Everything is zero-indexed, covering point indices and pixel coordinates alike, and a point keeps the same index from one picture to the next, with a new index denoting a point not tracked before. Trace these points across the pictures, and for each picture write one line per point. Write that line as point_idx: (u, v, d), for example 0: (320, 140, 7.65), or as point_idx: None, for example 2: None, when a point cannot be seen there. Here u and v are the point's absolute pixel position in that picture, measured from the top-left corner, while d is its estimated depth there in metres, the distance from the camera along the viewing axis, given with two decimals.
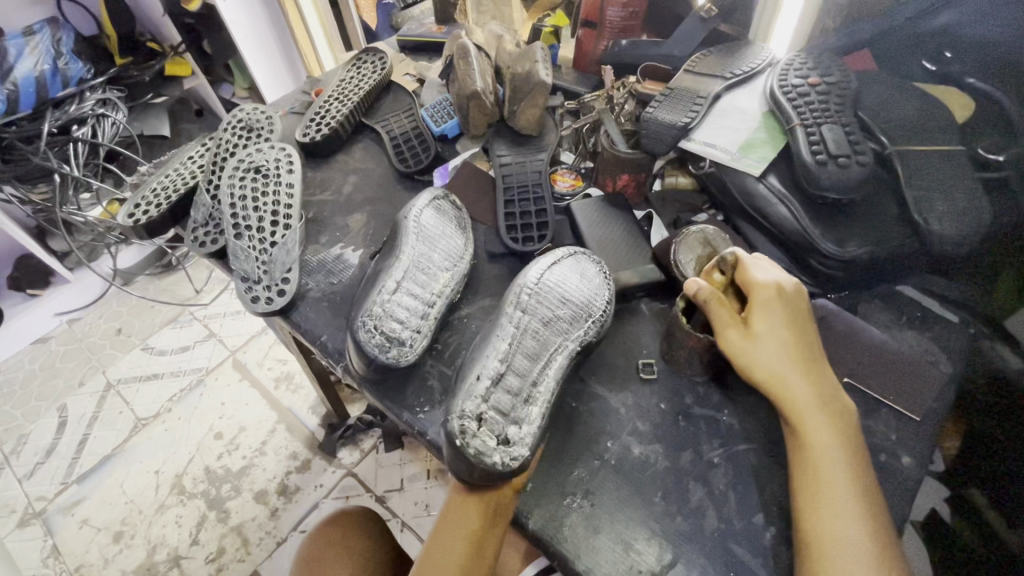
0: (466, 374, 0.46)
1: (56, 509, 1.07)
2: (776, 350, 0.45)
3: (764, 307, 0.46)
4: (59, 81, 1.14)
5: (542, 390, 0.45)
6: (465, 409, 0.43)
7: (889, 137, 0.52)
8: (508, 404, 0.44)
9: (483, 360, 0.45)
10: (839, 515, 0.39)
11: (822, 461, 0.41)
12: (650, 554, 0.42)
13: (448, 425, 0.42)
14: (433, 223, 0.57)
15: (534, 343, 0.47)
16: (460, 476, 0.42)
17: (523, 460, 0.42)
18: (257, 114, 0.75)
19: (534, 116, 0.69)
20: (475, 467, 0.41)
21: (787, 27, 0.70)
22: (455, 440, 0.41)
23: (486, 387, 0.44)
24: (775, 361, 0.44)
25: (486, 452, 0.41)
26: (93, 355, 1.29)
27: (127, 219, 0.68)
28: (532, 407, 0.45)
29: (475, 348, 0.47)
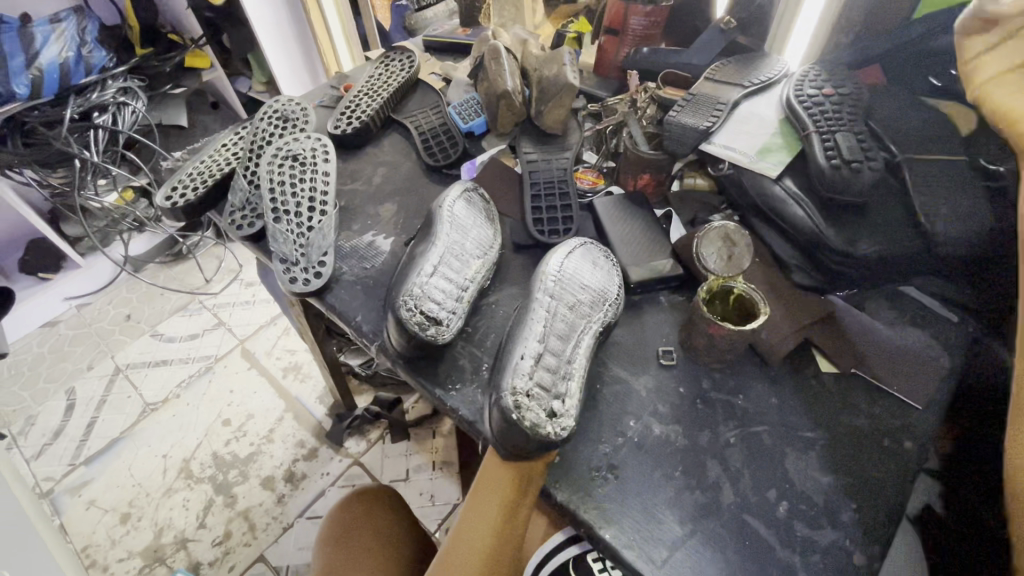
0: (508, 356, 0.48)
1: (64, 489, 1.09)
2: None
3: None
4: (82, 69, 1.15)
5: (576, 366, 0.49)
6: (515, 385, 0.45)
7: (899, 145, 0.56)
8: (549, 380, 0.47)
9: (524, 342, 0.48)
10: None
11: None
12: (671, 523, 0.45)
13: (502, 403, 0.44)
14: (464, 214, 0.60)
15: (564, 325, 0.50)
16: (508, 448, 0.44)
17: (571, 431, 0.45)
18: (292, 106, 0.78)
19: (561, 116, 0.72)
20: (532, 438, 0.43)
21: (801, 41, 0.73)
22: (511, 415, 0.44)
23: (530, 365, 0.46)
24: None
25: (541, 424, 0.44)
26: (103, 341, 1.31)
27: (165, 201, 0.70)
28: (571, 382, 0.48)
29: (512, 333, 0.50)
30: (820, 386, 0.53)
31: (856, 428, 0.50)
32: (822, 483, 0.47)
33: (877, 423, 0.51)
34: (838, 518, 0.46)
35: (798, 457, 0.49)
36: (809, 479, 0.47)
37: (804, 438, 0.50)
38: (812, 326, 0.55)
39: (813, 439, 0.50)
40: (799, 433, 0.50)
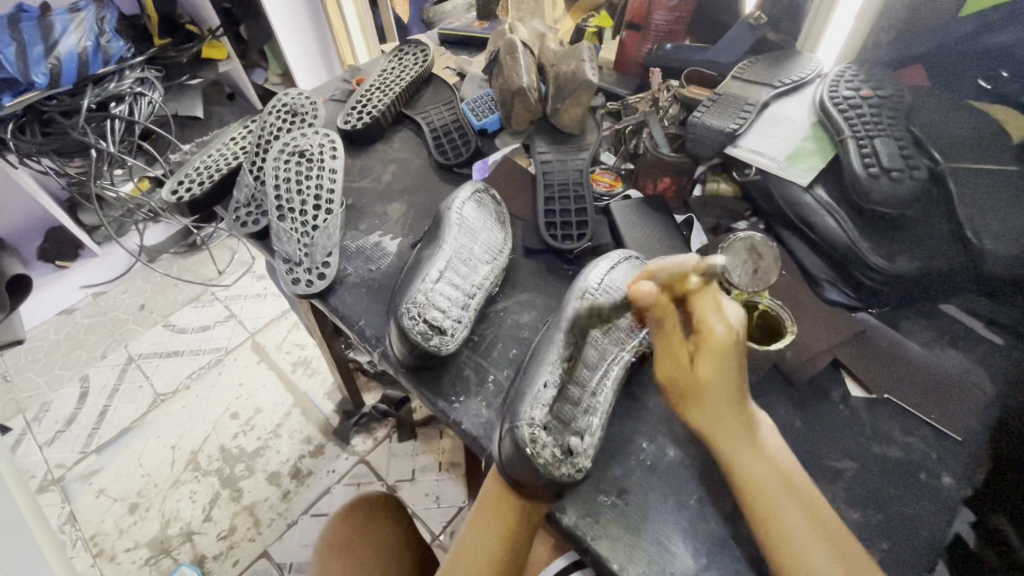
0: (528, 380, 0.45)
1: (75, 477, 1.09)
2: (718, 389, 0.42)
3: (715, 351, 0.41)
4: (100, 59, 1.14)
5: (600, 400, 0.46)
6: (532, 417, 0.43)
7: (942, 153, 0.51)
8: (569, 413, 0.45)
9: (548, 368, 0.45)
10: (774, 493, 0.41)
11: (749, 464, 0.42)
12: (684, 555, 0.42)
13: (519, 436, 0.42)
14: (475, 217, 0.58)
15: (595, 353, 0.48)
16: (514, 477, 0.42)
17: (586, 472, 0.43)
18: (301, 99, 0.76)
19: (577, 115, 0.69)
20: (545, 478, 0.41)
21: (835, 44, 0.69)
22: (525, 449, 0.41)
23: (551, 395, 0.44)
24: (710, 393, 0.42)
25: (556, 465, 0.42)
26: (116, 330, 1.31)
27: (171, 195, 0.69)
28: (592, 417, 0.45)
29: (537, 352, 0.47)
30: (846, 412, 0.50)
31: (885, 458, 0.47)
32: (848, 517, 0.45)
33: (910, 453, 0.48)
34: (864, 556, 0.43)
35: (822, 488, 0.46)
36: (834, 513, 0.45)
37: (829, 467, 0.47)
38: (841, 345, 0.53)
39: (839, 469, 0.47)
40: (822, 462, 0.47)
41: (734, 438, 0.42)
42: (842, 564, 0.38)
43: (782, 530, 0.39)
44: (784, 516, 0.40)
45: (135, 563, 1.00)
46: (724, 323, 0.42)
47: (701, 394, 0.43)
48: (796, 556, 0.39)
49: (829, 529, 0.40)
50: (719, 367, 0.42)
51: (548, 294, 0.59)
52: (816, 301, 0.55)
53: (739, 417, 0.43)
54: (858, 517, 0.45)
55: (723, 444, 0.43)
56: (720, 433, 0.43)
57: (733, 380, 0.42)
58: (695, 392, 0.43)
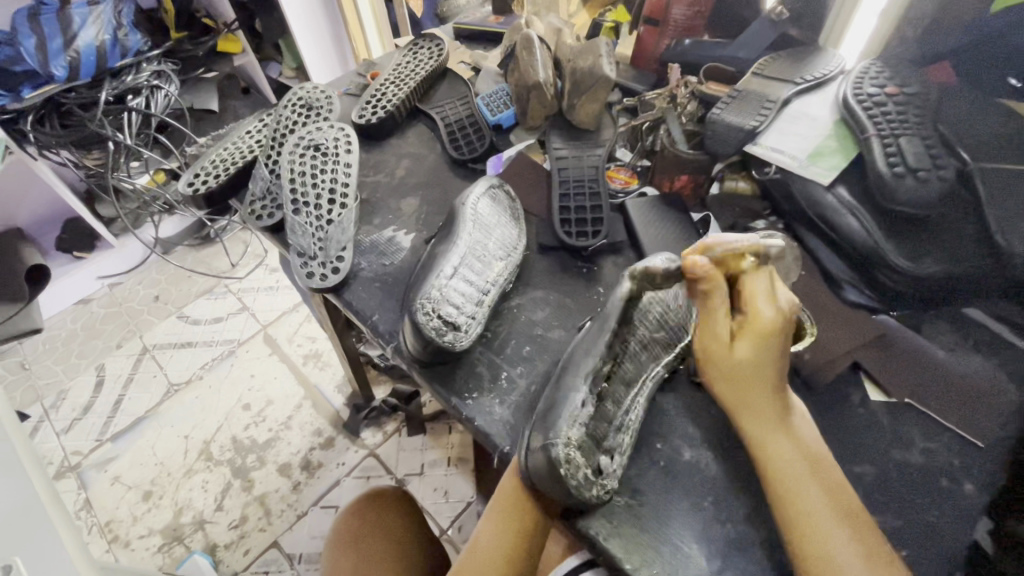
0: (563, 392, 0.45)
1: (91, 464, 1.11)
2: (749, 371, 0.43)
3: (757, 331, 0.43)
4: (118, 52, 1.15)
5: (632, 419, 0.46)
6: (569, 435, 0.42)
7: (970, 153, 0.50)
8: (602, 431, 0.45)
9: (583, 384, 0.45)
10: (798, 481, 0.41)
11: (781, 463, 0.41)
12: (698, 558, 0.42)
13: (555, 453, 0.41)
14: (489, 212, 0.57)
15: (631, 369, 0.48)
16: (543, 489, 0.42)
17: (613, 492, 0.43)
18: (316, 93, 0.76)
19: (593, 111, 0.68)
20: (575, 498, 0.41)
21: (859, 37, 0.66)
22: (559, 470, 0.40)
23: (587, 415, 0.44)
24: (737, 374, 0.43)
25: (586, 487, 0.41)
26: (131, 320, 1.33)
27: (187, 188, 0.69)
28: (623, 436, 0.45)
29: (570, 365, 0.47)
30: (866, 416, 0.49)
31: (904, 463, 0.47)
32: None
33: (931, 460, 0.47)
34: None
35: None
36: None
37: (848, 472, 0.46)
38: (863, 348, 0.52)
39: (858, 474, 0.46)
40: (841, 467, 0.47)
41: (760, 406, 0.43)
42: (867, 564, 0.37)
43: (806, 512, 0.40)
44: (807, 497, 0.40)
45: (149, 550, 1.02)
46: (772, 308, 0.44)
47: (736, 371, 0.43)
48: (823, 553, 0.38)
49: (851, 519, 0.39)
50: (758, 351, 0.43)
51: (562, 292, 0.59)
52: (839, 306, 0.55)
53: (774, 414, 0.43)
54: (877, 524, 0.44)
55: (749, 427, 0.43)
56: (738, 405, 0.44)
57: (768, 362, 0.43)
58: (732, 381, 0.44)
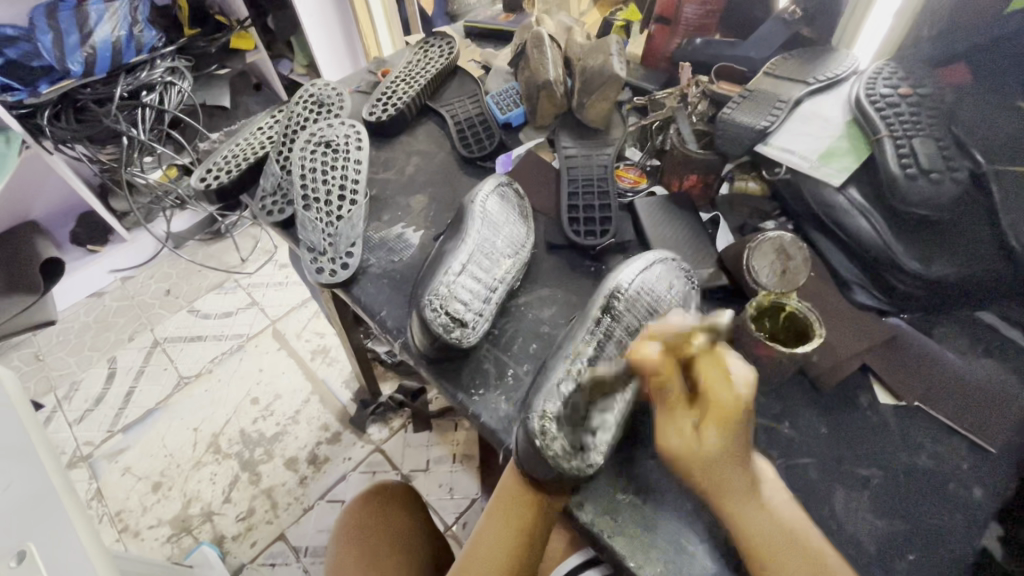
0: (546, 373, 0.46)
1: (102, 455, 1.13)
2: (716, 458, 0.40)
3: (720, 418, 0.39)
4: (133, 48, 1.16)
5: (618, 399, 0.45)
6: (546, 409, 0.43)
7: (986, 155, 0.48)
8: (585, 408, 0.44)
9: (566, 365, 0.45)
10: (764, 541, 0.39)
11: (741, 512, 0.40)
12: (702, 557, 0.42)
13: (529, 425, 0.42)
14: (498, 210, 0.58)
15: (617, 351, 0.47)
16: (529, 469, 0.43)
17: (598, 467, 0.42)
18: (328, 90, 0.76)
19: (604, 110, 0.68)
20: (554, 470, 0.42)
21: (873, 36, 0.66)
22: (535, 440, 0.42)
23: (568, 392, 0.44)
24: (702, 471, 0.40)
25: (565, 457, 0.41)
26: (143, 313, 1.35)
27: (200, 183, 0.70)
28: (608, 415, 0.44)
29: (559, 349, 0.48)
30: (875, 419, 0.49)
31: (913, 467, 0.46)
32: (874, 525, 0.44)
33: (940, 464, 0.46)
34: (887, 565, 0.42)
35: (847, 495, 0.45)
36: (857, 522, 0.44)
37: (856, 474, 0.46)
38: (871, 351, 0.52)
39: (865, 477, 0.46)
40: (848, 469, 0.46)
41: (734, 492, 0.40)
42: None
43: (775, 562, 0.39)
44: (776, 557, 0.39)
45: (158, 540, 1.03)
46: (729, 391, 0.40)
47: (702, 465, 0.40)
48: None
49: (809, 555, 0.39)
50: (725, 441, 0.40)
51: (569, 290, 0.59)
52: (844, 306, 0.55)
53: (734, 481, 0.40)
54: (884, 527, 0.44)
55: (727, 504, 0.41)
56: (719, 490, 0.41)
57: (735, 448, 0.40)
58: (705, 475, 0.41)
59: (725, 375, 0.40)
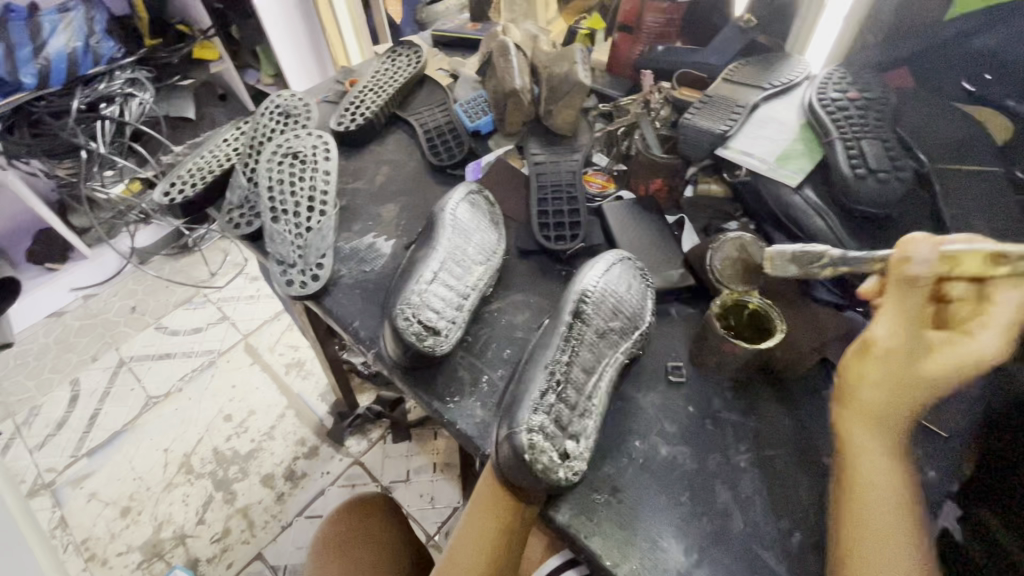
0: (524, 385, 0.46)
1: (65, 482, 1.08)
2: (902, 390, 0.39)
3: (957, 358, 0.38)
4: (91, 60, 1.13)
5: (596, 403, 0.47)
6: (531, 422, 0.43)
7: (929, 155, 0.54)
8: (567, 417, 0.45)
9: (541, 370, 0.46)
10: (880, 496, 0.40)
11: (871, 448, 0.40)
12: (676, 553, 0.43)
13: (518, 441, 0.42)
14: (468, 217, 0.58)
15: (590, 355, 0.48)
16: (513, 480, 0.43)
17: (582, 475, 0.43)
18: (294, 101, 0.76)
19: (570, 117, 0.69)
20: (543, 482, 0.42)
21: (823, 42, 0.70)
22: (524, 455, 0.41)
23: (549, 401, 0.44)
24: (883, 391, 0.39)
25: (553, 468, 0.42)
26: (107, 332, 1.30)
27: (163, 197, 0.69)
28: (588, 420, 0.46)
29: (531, 355, 0.48)
30: None
31: None
32: None
33: (896, 450, 0.49)
34: None
35: (812, 485, 0.47)
36: (823, 510, 0.46)
37: (821, 464, 0.48)
38: (830, 345, 0.53)
39: (829, 466, 0.48)
40: (814, 459, 0.48)
41: (883, 437, 0.40)
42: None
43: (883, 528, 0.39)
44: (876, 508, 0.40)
45: (128, 567, 1.00)
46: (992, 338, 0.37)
47: (886, 403, 0.40)
48: (865, 553, 0.39)
49: (914, 525, 0.40)
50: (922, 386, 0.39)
51: (541, 294, 0.60)
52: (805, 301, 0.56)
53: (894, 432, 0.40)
54: None
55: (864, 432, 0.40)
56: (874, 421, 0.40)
57: (909, 400, 0.39)
58: (871, 412, 0.40)
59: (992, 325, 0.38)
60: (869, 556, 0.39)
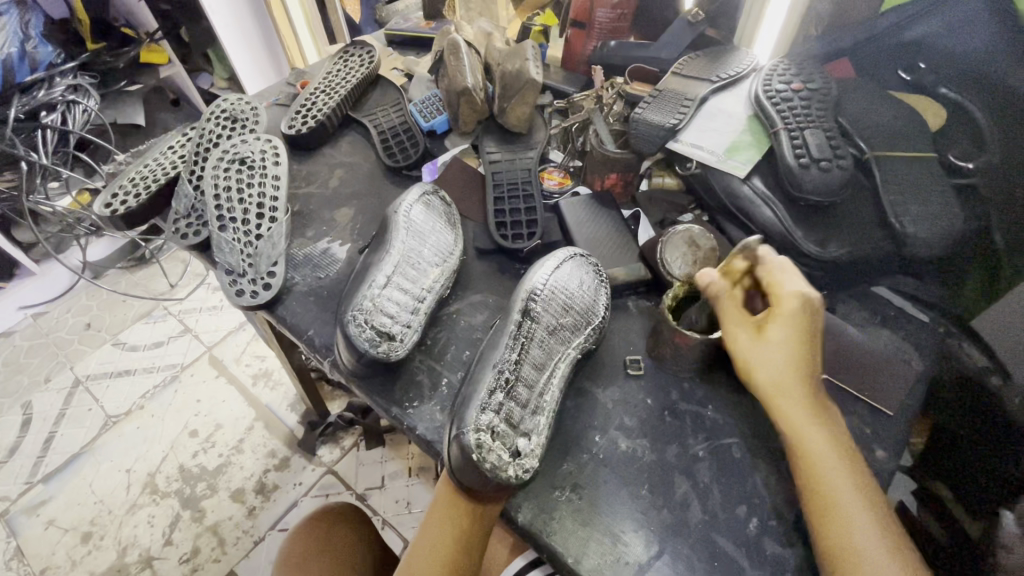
0: (473, 384, 0.45)
1: (20, 510, 1.03)
2: (781, 358, 0.45)
3: (786, 318, 0.45)
4: (27, 66, 1.08)
5: (547, 400, 0.47)
6: (479, 422, 0.43)
7: (868, 143, 0.55)
8: (518, 416, 0.45)
9: (491, 370, 0.46)
10: (827, 462, 0.43)
11: (799, 421, 0.44)
12: (637, 546, 0.44)
13: (466, 442, 0.42)
14: (423, 219, 0.57)
15: (541, 352, 0.48)
16: (466, 483, 0.43)
17: (534, 472, 0.43)
18: (242, 105, 0.73)
19: (524, 114, 0.69)
20: (493, 482, 0.42)
21: (769, 37, 0.72)
22: (472, 455, 0.41)
23: (498, 401, 0.44)
24: (770, 364, 0.45)
25: (502, 466, 0.42)
26: (60, 351, 1.24)
27: (103, 208, 0.65)
28: (540, 417, 0.46)
29: (482, 354, 0.48)
30: None
31: None
32: (792, 495, 0.46)
33: None
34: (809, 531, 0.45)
35: (768, 470, 0.48)
36: (778, 494, 0.46)
37: (776, 448, 0.49)
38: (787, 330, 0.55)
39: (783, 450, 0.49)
40: (771, 444, 0.49)
41: (798, 403, 0.45)
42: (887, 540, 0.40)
43: (831, 491, 0.42)
44: (827, 473, 0.42)
45: None
46: (793, 295, 0.46)
47: (769, 372, 0.45)
48: (832, 516, 0.41)
49: (869, 487, 0.42)
50: (785, 348, 0.45)
51: (500, 293, 0.59)
52: None
53: (803, 394, 0.45)
54: None
55: (783, 411, 0.45)
56: (778, 394, 0.45)
57: (798, 361, 0.45)
58: (774, 391, 0.45)
59: (791, 283, 0.46)
60: (846, 531, 0.40)
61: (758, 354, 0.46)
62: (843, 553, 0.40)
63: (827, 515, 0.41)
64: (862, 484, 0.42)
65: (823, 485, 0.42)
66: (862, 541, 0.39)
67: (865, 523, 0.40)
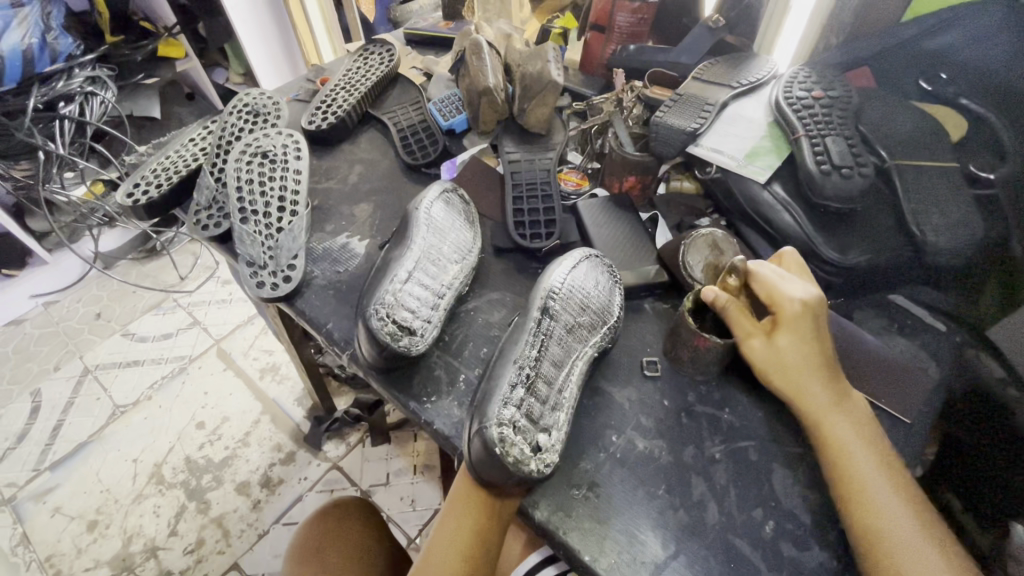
0: (495, 379, 0.46)
1: (27, 496, 1.04)
2: (796, 357, 0.47)
3: (794, 320, 0.48)
4: (47, 57, 1.07)
5: (566, 397, 0.47)
6: (501, 416, 0.43)
7: (889, 151, 0.55)
8: (538, 411, 0.45)
9: (512, 366, 0.46)
10: (854, 451, 0.44)
11: (826, 410, 0.46)
12: (654, 545, 0.44)
13: (488, 437, 0.42)
14: (444, 216, 0.57)
15: (560, 350, 0.48)
16: (486, 477, 0.43)
17: (554, 467, 0.44)
18: (263, 99, 0.74)
19: (544, 115, 0.69)
20: (514, 475, 0.42)
21: (791, 39, 0.72)
22: (495, 449, 0.42)
23: (519, 395, 0.44)
24: (789, 364, 0.47)
25: (524, 460, 0.42)
26: (70, 340, 1.25)
27: (126, 199, 0.66)
28: (559, 414, 0.46)
29: (501, 352, 0.48)
30: None
31: None
32: (808, 499, 0.47)
33: None
34: (825, 535, 0.45)
35: (784, 475, 0.48)
36: (794, 497, 0.47)
37: (792, 453, 0.49)
38: None
39: (798, 454, 0.49)
40: (786, 448, 0.49)
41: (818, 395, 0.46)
42: (920, 523, 0.41)
43: (859, 480, 0.43)
44: (856, 458, 0.44)
45: None
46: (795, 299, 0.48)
47: (787, 368, 0.47)
48: (864, 503, 0.42)
49: (899, 477, 0.43)
50: (799, 345, 0.47)
51: (517, 292, 0.60)
52: None
53: (825, 384, 0.47)
54: (819, 501, 0.46)
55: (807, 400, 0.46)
56: (799, 388, 0.47)
57: (812, 355, 0.47)
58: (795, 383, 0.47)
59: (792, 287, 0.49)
60: (878, 518, 0.41)
61: (773, 355, 0.48)
62: (879, 542, 0.40)
63: (865, 507, 0.42)
64: (894, 474, 0.43)
65: (851, 476, 0.43)
66: (894, 526, 0.40)
67: (899, 511, 0.41)
